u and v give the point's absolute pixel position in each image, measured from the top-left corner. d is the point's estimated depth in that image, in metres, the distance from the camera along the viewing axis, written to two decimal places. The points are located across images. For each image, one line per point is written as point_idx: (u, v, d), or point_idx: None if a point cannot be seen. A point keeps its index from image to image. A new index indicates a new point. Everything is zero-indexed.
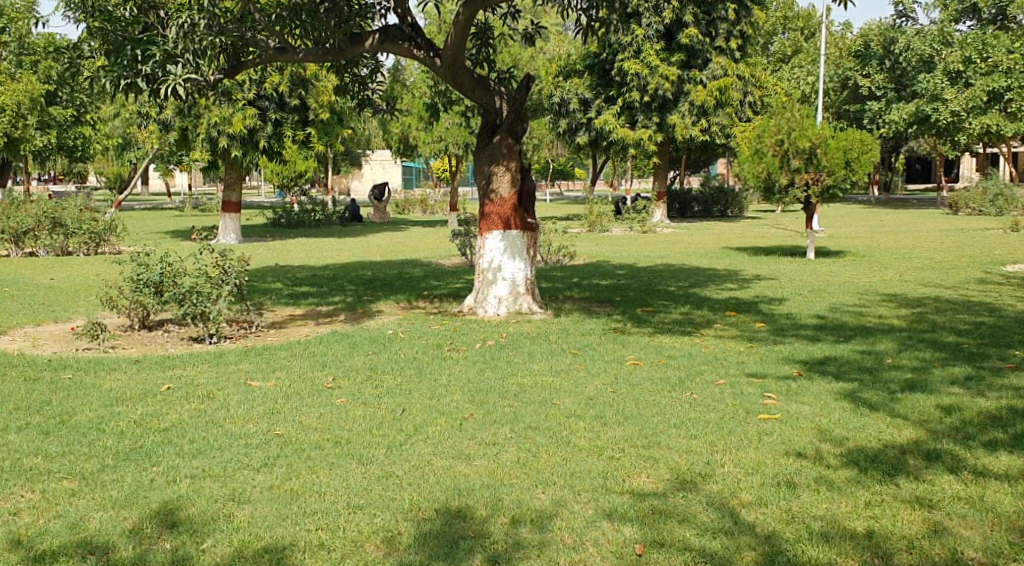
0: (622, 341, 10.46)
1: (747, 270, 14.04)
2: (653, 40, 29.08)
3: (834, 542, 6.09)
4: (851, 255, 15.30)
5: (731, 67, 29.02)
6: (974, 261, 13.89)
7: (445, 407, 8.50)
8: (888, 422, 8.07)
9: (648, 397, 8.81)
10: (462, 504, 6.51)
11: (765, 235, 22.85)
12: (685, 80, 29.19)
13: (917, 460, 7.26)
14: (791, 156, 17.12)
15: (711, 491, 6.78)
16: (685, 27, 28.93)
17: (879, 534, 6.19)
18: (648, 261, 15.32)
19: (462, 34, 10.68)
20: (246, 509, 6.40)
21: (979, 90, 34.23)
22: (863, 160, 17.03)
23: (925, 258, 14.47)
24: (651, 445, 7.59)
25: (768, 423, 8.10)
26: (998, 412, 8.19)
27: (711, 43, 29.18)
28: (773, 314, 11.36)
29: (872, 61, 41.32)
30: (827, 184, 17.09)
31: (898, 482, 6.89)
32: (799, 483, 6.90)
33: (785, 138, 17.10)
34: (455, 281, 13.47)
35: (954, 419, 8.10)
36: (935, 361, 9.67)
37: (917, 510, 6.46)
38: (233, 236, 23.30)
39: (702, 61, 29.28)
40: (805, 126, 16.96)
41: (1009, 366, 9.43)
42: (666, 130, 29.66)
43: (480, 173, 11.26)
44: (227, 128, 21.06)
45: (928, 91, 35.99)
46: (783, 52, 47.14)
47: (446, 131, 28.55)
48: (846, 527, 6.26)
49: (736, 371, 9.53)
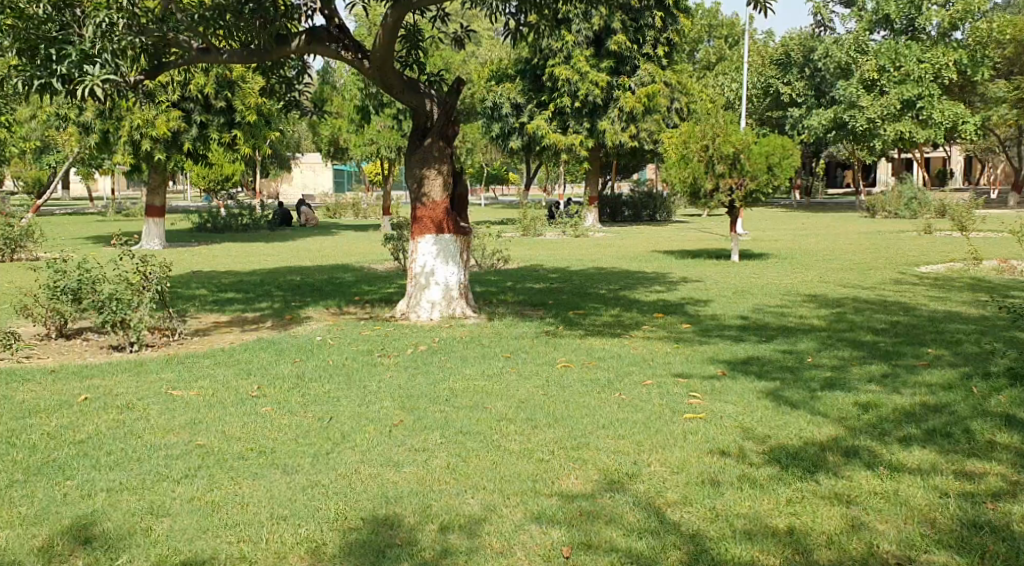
0: (555, 344, 10.52)
1: (674, 272, 14.28)
2: (583, 46, 29.22)
3: (757, 541, 6.25)
4: (773, 257, 15.64)
5: (658, 73, 29.33)
6: (890, 263, 14.33)
7: (374, 414, 8.45)
8: (808, 420, 8.32)
9: (579, 399, 8.91)
10: (390, 513, 6.48)
11: (694, 237, 23.43)
12: (614, 86, 29.46)
13: (835, 457, 7.49)
14: (716, 161, 17.42)
15: (638, 491, 6.91)
16: (612, 33, 29.24)
17: (801, 531, 6.37)
18: (580, 264, 15.51)
19: (390, 36, 10.68)
20: (165, 522, 6.28)
21: (894, 98, 35.40)
22: (786, 165, 17.29)
23: (847, 260, 14.86)
24: (579, 447, 7.68)
25: (691, 422, 8.30)
26: (912, 408, 8.54)
27: (639, 50, 29.59)
28: (699, 315, 11.53)
29: (793, 69, 42.72)
30: (750, 189, 17.40)
31: (817, 478, 7.11)
32: (722, 481, 7.08)
33: (710, 144, 17.42)
34: (387, 287, 13.35)
35: (871, 415, 8.39)
36: (854, 359, 9.99)
37: (836, 507, 6.68)
38: (157, 242, 22.71)
39: (631, 68, 29.66)
40: (729, 132, 17.31)
41: (923, 364, 9.81)
42: (597, 135, 29.91)
43: (412, 175, 11.17)
44: (151, 131, 20.59)
45: (846, 99, 36.98)
46: (707, 60, 48.17)
47: (378, 134, 28.36)
48: (767, 525, 6.43)
49: (663, 372, 9.70)
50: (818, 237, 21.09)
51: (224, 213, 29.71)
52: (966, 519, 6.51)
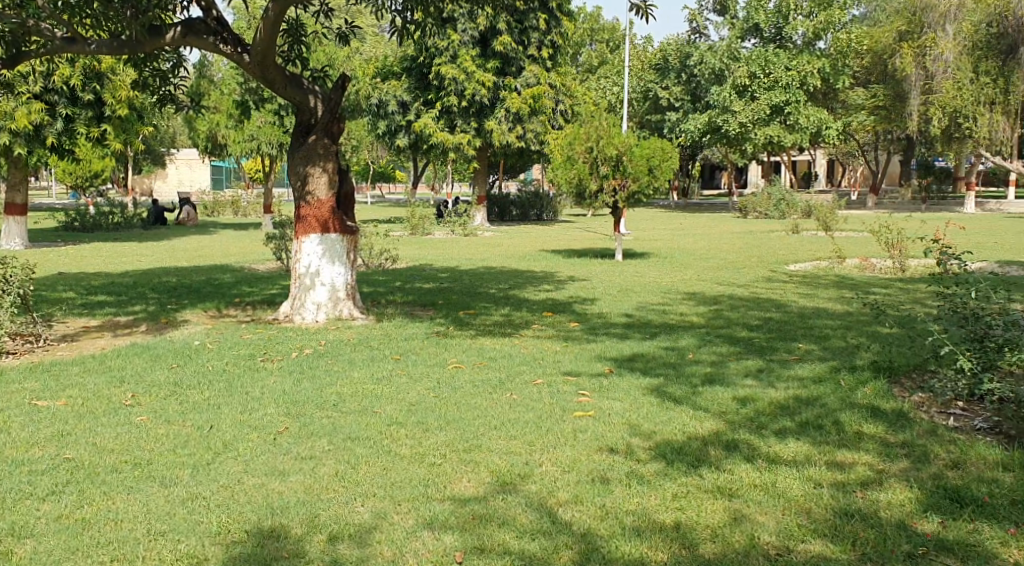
0: (445, 344, 10.43)
1: (561, 271, 14.41)
2: (469, 46, 29.12)
3: (645, 537, 6.36)
4: (653, 256, 15.97)
5: (543, 76, 29.60)
6: (762, 261, 14.88)
7: (258, 421, 8.17)
8: (691, 415, 8.51)
9: (469, 400, 8.86)
10: (276, 524, 6.38)
11: (580, 236, 23.79)
12: (499, 86, 29.49)
13: (717, 451, 7.69)
14: (600, 163, 17.66)
15: (530, 492, 6.92)
16: (497, 34, 29.25)
17: (686, 525, 6.52)
18: (467, 263, 15.49)
19: (274, 29, 10.32)
20: (29, 544, 6.11)
21: (764, 103, 36.74)
22: (666, 167, 17.76)
23: (723, 259, 15.31)
24: (471, 449, 7.64)
25: (581, 420, 8.37)
26: (787, 402, 8.83)
27: (524, 51, 29.77)
28: (586, 314, 11.67)
29: (671, 74, 43.28)
30: (632, 190, 17.76)
31: (701, 472, 7.29)
32: (612, 478, 7.17)
33: (594, 145, 17.61)
34: (270, 287, 12.96)
35: (748, 410, 8.64)
36: (731, 355, 10.31)
37: (719, 500, 6.86)
38: (17, 240, 21.71)
39: (516, 69, 29.71)
40: (612, 135, 17.54)
41: (795, 359, 10.18)
42: (484, 135, 29.82)
43: (295, 173, 10.87)
44: (10, 123, 19.28)
45: (718, 104, 38.29)
46: (591, 64, 48.71)
47: (259, 129, 27.41)
48: (655, 521, 6.55)
49: (552, 371, 9.76)
50: (696, 237, 21.64)
51: (93, 210, 28.24)
52: (838, 508, 6.76)
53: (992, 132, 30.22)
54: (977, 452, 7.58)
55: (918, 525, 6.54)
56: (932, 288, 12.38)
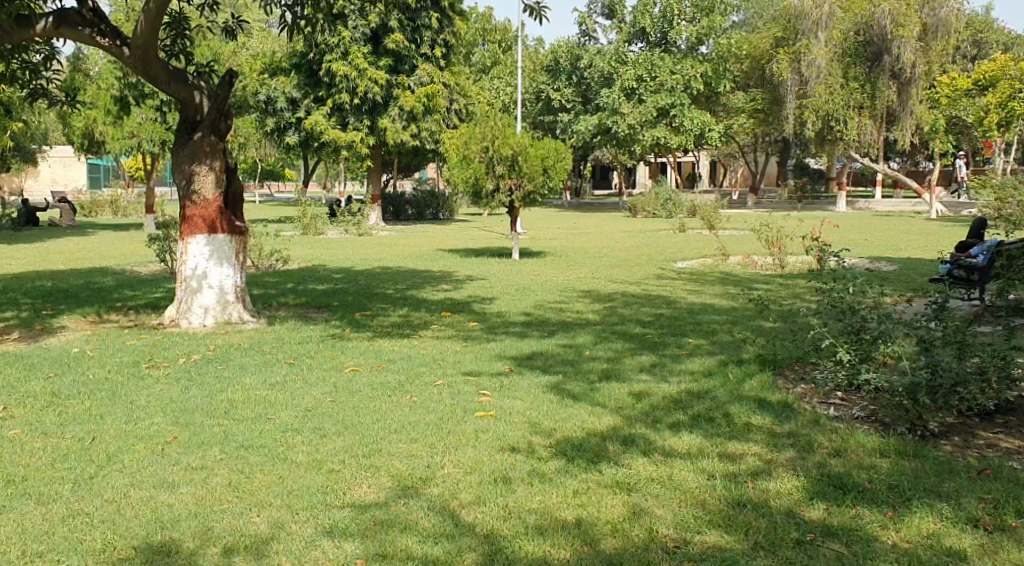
0: (341, 348, 10.10)
1: (459, 271, 14.23)
2: (360, 43, 28.61)
3: (547, 536, 5.99)
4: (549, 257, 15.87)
5: (436, 75, 29.39)
6: (652, 259, 15.06)
7: (145, 431, 7.67)
8: (590, 411, 8.16)
9: (370, 404, 8.40)
10: (166, 537, 5.99)
11: (475, 237, 23.45)
12: (393, 85, 29.08)
13: (614, 445, 7.31)
14: (496, 162, 17.53)
15: (433, 495, 6.54)
16: (389, 32, 28.87)
17: (589, 522, 6.14)
18: (363, 264, 15.14)
19: (156, 21, 9.84)
20: None
21: (651, 106, 37.37)
22: (559, 168, 17.86)
23: (616, 258, 15.35)
24: (371, 454, 7.21)
25: (483, 421, 7.96)
26: (680, 396, 8.50)
27: (416, 50, 29.44)
28: (484, 312, 11.59)
29: (562, 76, 43.02)
30: (527, 190, 17.77)
31: (600, 468, 6.90)
32: (514, 478, 6.78)
33: (490, 145, 17.48)
34: (153, 291, 12.37)
35: (644, 405, 8.29)
36: (625, 351, 10.18)
37: (619, 494, 6.48)
38: None
39: (409, 67, 29.43)
40: (507, 135, 17.48)
41: (685, 353, 10.03)
42: (377, 133, 29.23)
43: (180, 171, 10.43)
44: None
45: (608, 106, 38.39)
46: (484, 64, 48.25)
47: (140, 127, 26.66)
48: (557, 518, 6.17)
49: (452, 371, 9.47)
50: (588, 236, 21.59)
51: None
52: (732, 498, 6.38)
53: (860, 136, 32.70)
54: (854, 438, 7.23)
55: (805, 513, 6.16)
56: (810, 285, 12.75)
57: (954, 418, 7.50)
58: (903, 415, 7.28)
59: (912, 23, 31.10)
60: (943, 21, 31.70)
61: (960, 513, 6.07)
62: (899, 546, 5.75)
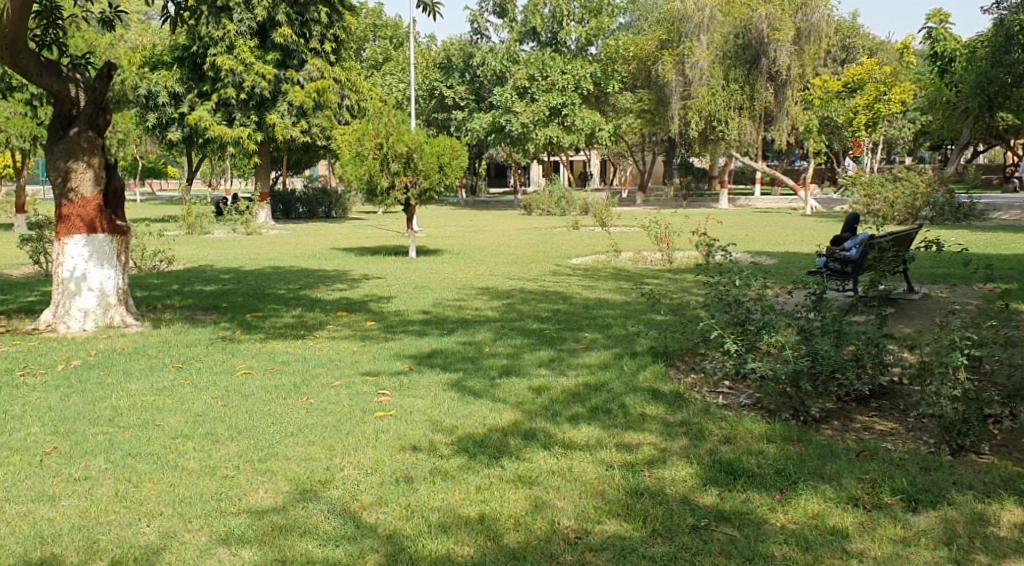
0: (232, 350, 9.76)
1: (354, 270, 14.07)
2: (246, 37, 27.98)
3: (451, 532, 5.92)
4: (445, 254, 15.86)
5: (327, 70, 28.93)
6: (548, 256, 15.14)
7: (19, 442, 7.29)
8: (490, 407, 8.10)
9: (264, 406, 8.13)
10: (47, 554, 5.73)
11: (367, 234, 23.24)
12: (281, 79, 28.66)
13: (516, 440, 7.30)
14: (391, 159, 17.37)
15: (333, 497, 6.42)
16: (277, 27, 28.25)
17: (490, 517, 6.10)
18: (254, 263, 14.89)
19: (24, 11, 9.37)
20: None
21: (543, 106, 37.52)
22: (455, 165, 17.80)
23: (511, 255, 15.42)
24: (267, 458, 7.05)
25: (383, 420, 7.84)
26: (577, 388, 8.54)
27: (306, 45, 28.95)
28: (382, 312, 11.46)
29: (454, 74, 42.23)
30: (423, 187, 17.66)
31: (502, 463, 6.87)
32: (416, 477, 6.70)
33: (385, 143, 17.31)
34: (27, 295, 11.87)
35: (544, 398, 8.31)
36: (524, 346, 10.19)
37: (521, 489, 6.45)
38: None
39: (298, 62, 28.95)
40: (401, 132, 17.34)
41: (582, 348, 10.07)
42: (266, 129, 28.78)
43: (54, 169, 10.05)
44: None
45: (501, 105, 38.11)
46: (374, 60, 47.34)
47: (8, 121, 25.13)
48: (460, 515, 6.11)
49: (350, 371, 9.18)
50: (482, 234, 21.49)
51: None
52: (628, 488, 6.37)
53: (741, 136, 33.57)
54: (743, 425, 7.21)
55: (698, 498, 6.16)
56: (698, 278, 12.99)
57: (834, 402, 7.52)
58: (787, 400, 7.25)
59: (787, 27, 32.07)
60: (816, 27, 32.58)
61: (840, 492, 6.08)
62: (786, 527, 5.74)
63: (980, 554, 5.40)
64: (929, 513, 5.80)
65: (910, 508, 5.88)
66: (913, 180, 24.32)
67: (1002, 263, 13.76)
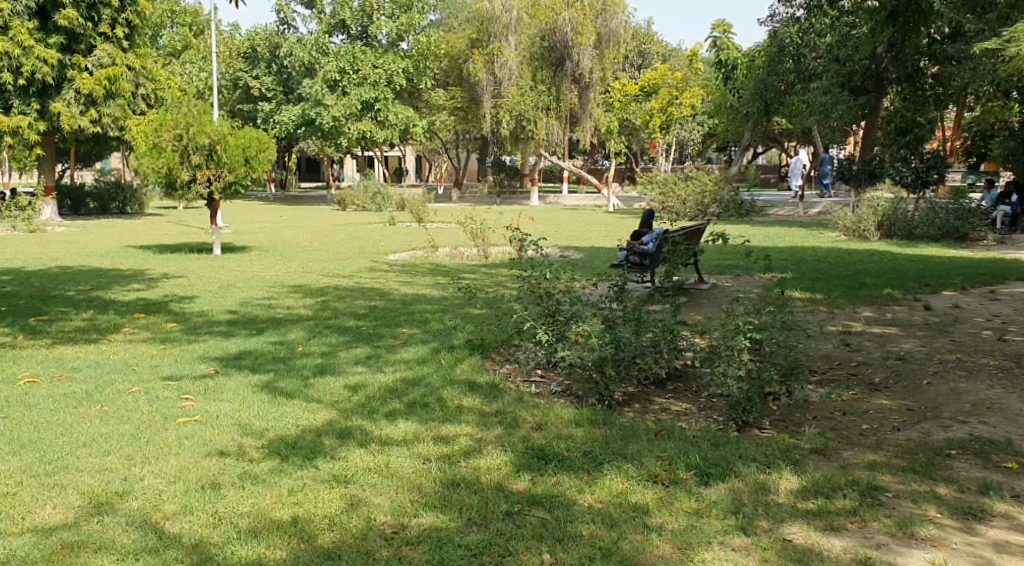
0: (13, 358, 9.07)
1: (153, 269, 13.38)
2: (24, 16, 21.80)
3: (263, 536, 4.54)
4: (252, 250, 15.31)
5: (119, 56, 23.72)
6: (364, 252, 14.89)
7: None
8: (305, 407, 6.12)
9: (52, 416, 6.49)
10: None
11: (166, 232, 21.82)
12: (65, 65, 23.05)
13: (331, 438, 5.54)
14: (191, 152, 13.83)
15: (132, 509, 4.85)
16: (59, 6, 22.55)
17: (304, 519, 4.67)
18: (41, 263, 13.92)
19: None
20: None
21: (354, 98, 30.64)
22: (262, 158, 14.52)
23: (323, 250, 15.22)
24: (55, 472, 5.28)
25: (189, 426, 5.89)
26: (402, 382, 6.49)
27: (92, 27, 23.47)
28: (184, 313, 10.90)
29: (259, 62, 34.07)
30: (230, 181, 14.22)
31: (317, 462, 5.22)
32: (224, 482, 5.06)
33: (183, 133, 13.78)
34: None
35: (361, 396, 6.26)
36: (339, 344, 9.72)
37: (336, 487, 4.94)
38: None
39: (84, 47, 23.41)
40: (202, 121, 13.86)
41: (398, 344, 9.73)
42: (48, 118, 22.87)
43: None
44: None
45: (311, 97, 30.80)
46: (175, 46, 38.60)
47: None
48: (272, 518, 4.67)
49: (156, 378, 8.18)
50: (293, 227, 20.52)
51: None
52: (445, 477, 4.97)
53: (549, 136, 26.98)
54: (554, 412, 5.77)
55: (508, 484, 4.90)
56: (512, 273, 13.02)
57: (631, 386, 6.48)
58: (592, 387, 6.09)
59: (591, 31, 26.26)
60: (616, 31, 26.98)
61: (635, 469, 5.00)
62: (593, 507, 4.65)
63: (765, 520, 4.58)
64: (721, 486, 4.87)
65: (704, 481, 4.93)
66: (701, 176, 20.36)
67: (782, 251, 12.74)
